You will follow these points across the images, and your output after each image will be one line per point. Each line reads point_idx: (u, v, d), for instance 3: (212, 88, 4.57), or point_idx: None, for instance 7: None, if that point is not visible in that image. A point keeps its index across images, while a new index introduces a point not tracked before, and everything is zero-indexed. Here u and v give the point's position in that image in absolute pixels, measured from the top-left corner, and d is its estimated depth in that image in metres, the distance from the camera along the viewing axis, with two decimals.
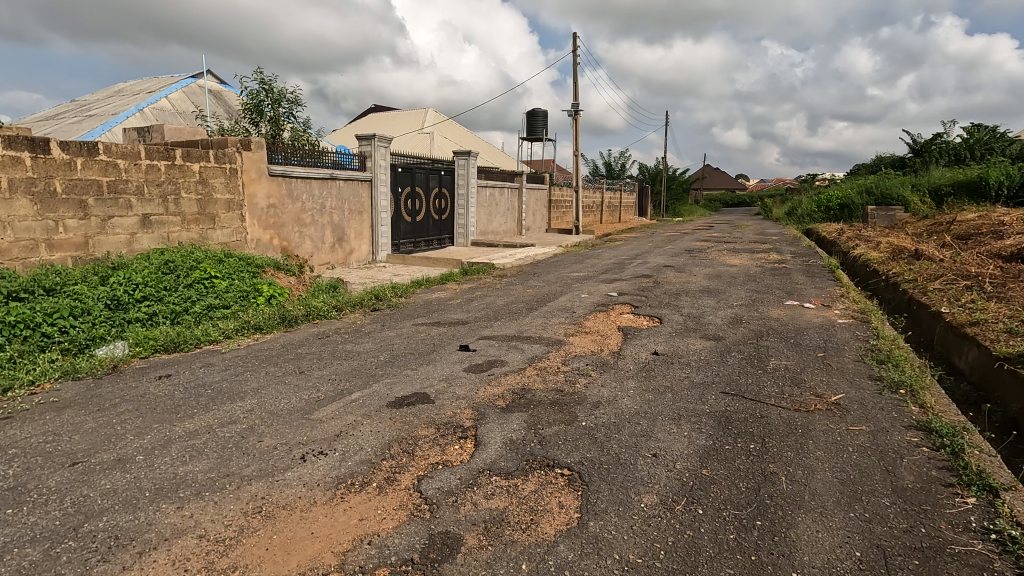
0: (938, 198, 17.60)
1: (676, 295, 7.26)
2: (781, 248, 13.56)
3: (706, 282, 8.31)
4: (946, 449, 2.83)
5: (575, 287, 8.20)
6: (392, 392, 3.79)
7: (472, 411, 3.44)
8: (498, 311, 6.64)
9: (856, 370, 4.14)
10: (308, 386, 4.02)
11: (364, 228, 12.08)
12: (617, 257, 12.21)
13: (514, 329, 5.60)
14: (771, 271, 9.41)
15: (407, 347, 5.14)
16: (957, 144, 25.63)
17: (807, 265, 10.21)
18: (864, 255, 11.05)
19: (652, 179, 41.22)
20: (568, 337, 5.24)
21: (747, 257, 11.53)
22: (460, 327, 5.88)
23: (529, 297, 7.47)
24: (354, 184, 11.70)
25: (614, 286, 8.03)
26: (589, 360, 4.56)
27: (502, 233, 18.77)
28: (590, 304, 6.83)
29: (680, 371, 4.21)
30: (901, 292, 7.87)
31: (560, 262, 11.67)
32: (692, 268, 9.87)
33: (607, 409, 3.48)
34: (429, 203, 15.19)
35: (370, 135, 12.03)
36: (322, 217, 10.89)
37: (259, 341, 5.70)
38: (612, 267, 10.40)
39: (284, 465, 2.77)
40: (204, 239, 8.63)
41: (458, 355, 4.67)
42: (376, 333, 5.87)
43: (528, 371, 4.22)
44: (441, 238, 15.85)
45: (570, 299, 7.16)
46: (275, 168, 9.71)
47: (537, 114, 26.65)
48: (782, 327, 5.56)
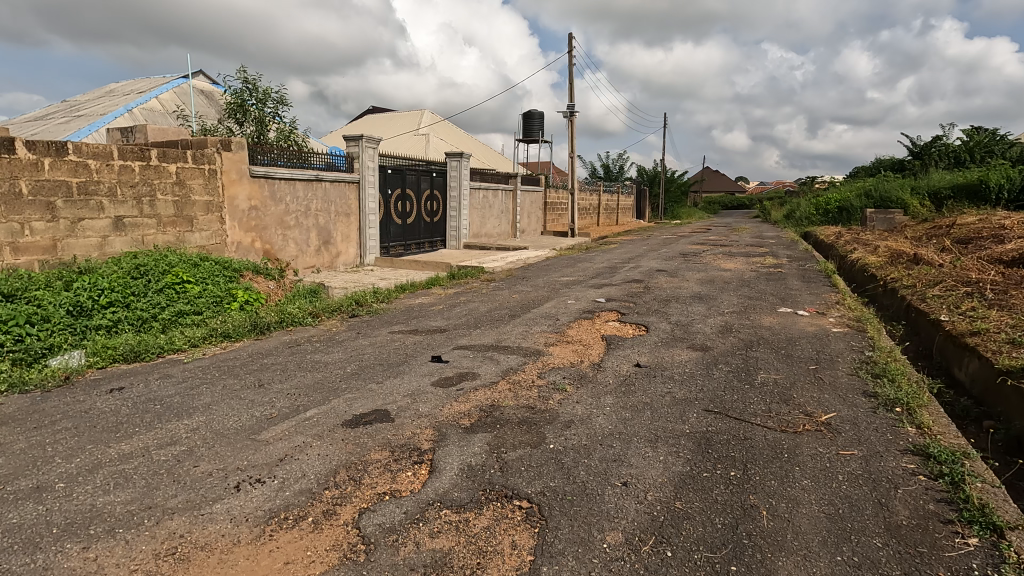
0: (937, 201, 17.36)
1: (666, 302, 7.01)
2: (778, 251, 13.31)
3: (698, 288, 8.05)
4: (946, 478, 2.57)
5: (563, 292, 7.94)
6: (351, 409, 3.53)
7: (432, 432, 3.18)
8: (479, 318, 6.38)
9: (849, 385, 3.88)
10: (263, 402, 3.76)
11: (351, 231, 11.83)
12: (610, 260, 11.95)
13: (493, 338, 5.34)
14: (766, 276, 9.16)
15: (379, 357, 4.89)
16: (957, 147, 25.40)
17: (804, 270, 9.95)
18: (862, 260, 10.80)
19: (651, 181, 40.97)
20: (547, 347, 4.98)
21: (742, 261, 11.27)
22: (437, 335, 5.62)
23: (514, 303, 7.22)
24: (340, 186, 11.45)
25: (602, 292, 7.78)
26: (567, 372, 4.30)
27: (496, 236, 18.53)
28: (575, 310, 6.57)
29: (662, 386, 3.95)
30: (899, 298, 7.61)
31: (551, 266, 11.42)
32: (685, 272, 9.62)
33: (579, 429, 3.22)
34: (420, 206, 14.94)
35: (357, 135, 11.79)
36: (307, 220, 10.64)
37: (226, 350, 5.44)
38: (603, 271, 10.15)
39: (214, 495, 2.51)
40: (181, 242, 8.38)
41: (428, 367, 4.42)
42: (349, 342, 5.62)
43: (500, 386, 3.96)
44: (433, 241, 15.60)
45: (556, 305, 6.90)
46: (257, 169, 9.46)
47: (534, 115, 26.43)
48: (773, 336, 5.31)
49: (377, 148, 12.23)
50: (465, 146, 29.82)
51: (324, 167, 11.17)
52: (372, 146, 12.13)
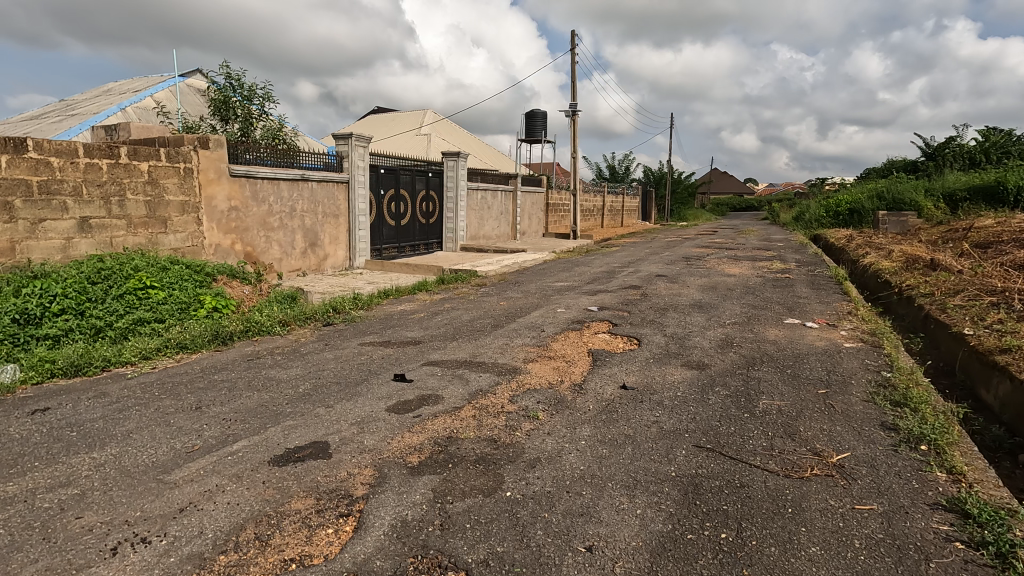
0: (953, 203, 16.71)
1: (663, 311, 6.50)
2: (785, 255, 12.77)
3: (699, 295, 7.54)
4: (990, 550, 2.06)
5: (554, 299, 7.45)
6: (285, 442, 3.06)
7: (371, 473, 2.70)
8: (459, 328, 5.90)
9: (865, 415, 3.37)
10: (190, 430, 3.29)
11: (340, 233, 11.41)
12: (609, 264, 11.44)
13: (468, 352, 4.86)
14: (772, 282, 8.64)
15: (338, 373, 4.42)
16: (972, 148, 24.67)
17: (813, 275, 9.40)
18: (875, 265, 10.23)
19: (657, 182, 40.36)
20: (526, 363, 4.50)
21: (748, 266, 10.73)
22: (409, 349, 5.15)
23: (499, 312, 6.73)
24: (328, 186, 11.03)
25: (596, 299, 7.28)
26: (542, 394, 3.81)
27: (495, 238, 18.07)
28: (563, 320, 6.08)
29: (649, 414, 3.45)
30: (916, 308, 7.07)
31: (547, 269, 10.94)
32: (687, 278, 9.10)
33: (544, 471, 2.73)
34: (415, 206, 14.51)
35: (347, 134, 11.37)
36: (292, 221, 10.22)
37: (178, 364, 4.99)
38: (600, 276, 9.64)
39: (82, 563, 2.04)
40: (154, 244, 7.97)
41: (387, 387, 3.94)
42: (314, 355, 5.16)
43: (463, 413, 3.48)
44: (428, 243, 15.17)
45: (544, 314, 6.41)
46: (238, 169, 9.06)
47: (537, 115, 25.95)
48: (778, 353, 4.79)
49: (368, 147, 11.83)
50: (467, 146, 29.39)
51: (311, 166, 10.77)
52: (363, 145, 11.71)
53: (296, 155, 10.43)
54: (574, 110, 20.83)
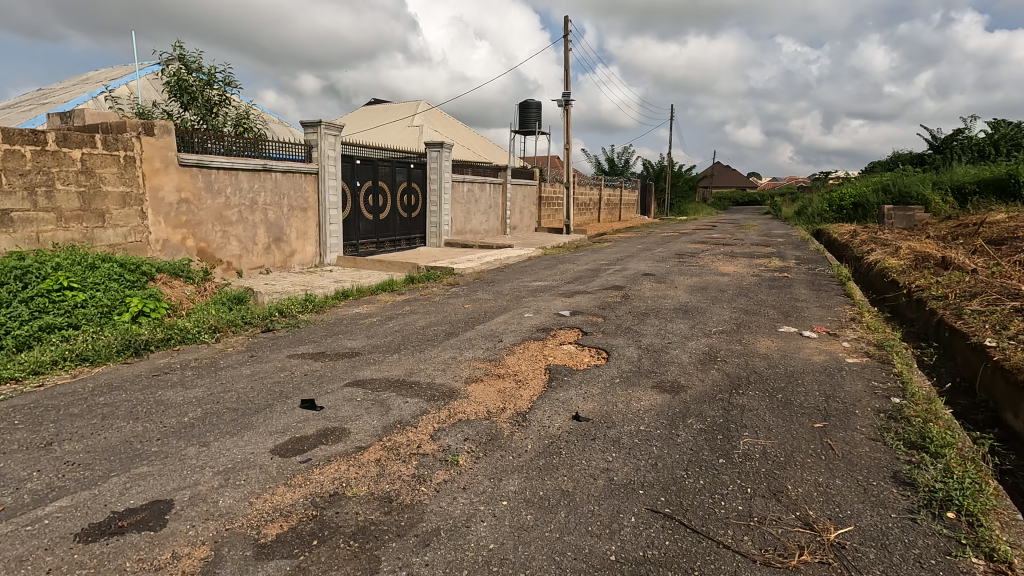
0: (962, 197, 15.89)
1: (642, 317, 5.77)
2: (785, 251, 12.03)
3: (686, 298, 6.81)
4: None
5: (525, 302, 6.72)
6: (116, 502, 2.34)
7: (204, 555, 2.00)
8: (407, 337, 5.19)
9: (873, 463, 2.65)
10: (11, 481, 2.57)
11: (308, 227, 10.70)
12: (596, 261, 10.71)
13: (405, 369, 4.15)
14: (768, 282, 7.92)
15: (243, 395, 3.71)
16: (981, 140, 23.80)
17: (814, 275, 8.66)
18: (881, 263, 9.47)
19: (656, 175, 39.51)
20: (467, 384, 3.79)
21: (743, 263, 9.99)
22: (340, 363, 4.44)
23: (461, 317, 6.01)
24: (295, 178, 10.30)
25: (571, 301, 6.55)
26: (472, 428, 3.10)
27: (483, 232, 17.34)
28: (528, 328, 5.36)
29: (599, 460, 2.74)
30: (928, 312, 6.33)
31: (528, 267, 10.23)
32: (676, 277, 8.37)
33: (440, 554, 2.02)
34: (395, 199, 13.81)
35: (315, 121, 10.64)
36: (252, 215, 9.52)
37: (70, 381, 4.29)
38: (583, 275, 8.91)
39: None
40: (90, 239, 7.26)
41: (287, 418, 3.23)
42: (231, 369, 4.45)
43: (366, 455, 2.78)
44: (410, 237, 14.48)
45: (508, 320, 5.69)
46: (188, 158, 8.35)
47: (531, 105, 25.10)
48: (768, 370, 4.09)
49: (339, 136, 11.09)
50: (460, 138, 28.60)
51: (276, 156, 10.05)
52: (334, 134, 10.98)
53: (259, 144, 9.71)
54: (567, 99, 20.00)
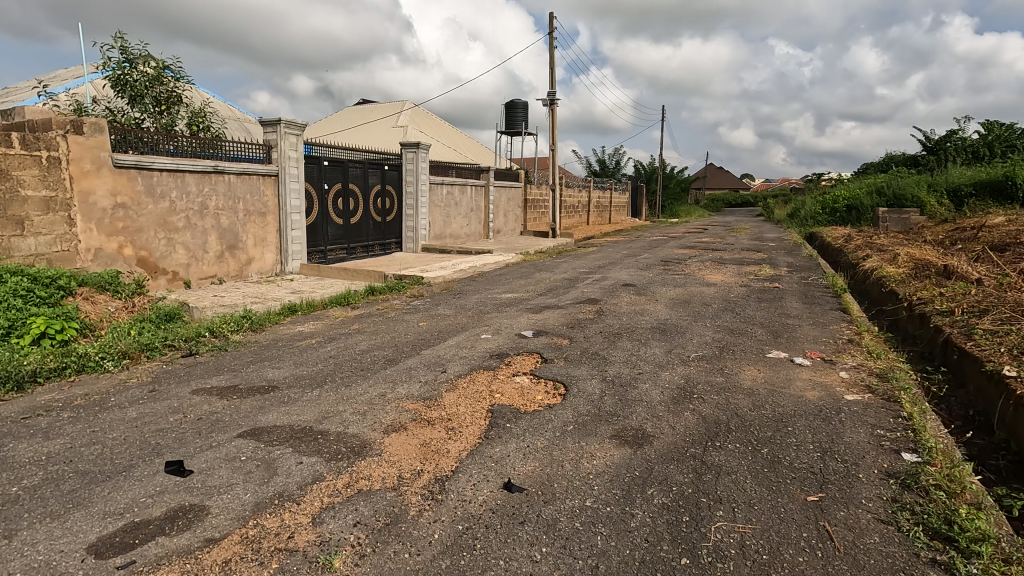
0: (957, 200, 15.33)
1: (614, 338, 5.10)
2: (777, 257, 11.42)
3: (666, 314, 6.15)
4: None
5: (488, 318, 6.04)
6: None
7: None
8: (340, 365, 4.49)
9: (885, 568, 1.98)
10: None
11: (267, 233, 9.99)
12: (576, 270, 10.04)
13: (318, 412, 3.45)
14: (757, 294, 7.30)
15: (106, 452, 2.99)
16: (976, 141, 23.34)
17: (806, 285, 8.02)
18: (877, 271, 8.85)
19: (648, 177, 38.98)
20: (385, 435, 3.09)
21: (732, 271, 9.36)
22: (248, 402, 3.73)
23: (411, 338, 5.33)
24: (251, 180, 9.58)
25: (538, 319, 5.89)
26: (370, 506, 2.41)
27: (464, 237, 16.66)
28: (482, 353, 4.68)
29: (523, 560, 2.05)
30: (931, 329, 5.70)
31: (503, 276, 9.56)
32: (658, 288, 7.71)
33: None
34: (367, 203, 13.13)
35: (274, 120, 9.93)
36: (202, 220, 8.79)
37: None
38: (558, 286, 8.24)
39: None
40: (6, 250, 6.47)
41: (137, 490, 2.53)
42: (116, 410, 3.73)
43: (213, 553, 2.08)
44: (385, 242, 13.80)
45: (461, 343, 5.00)
46: (124, 159, 7.63)
47: (517, 105, 24.45)
48: (752, 410, 3.44)
49: (302, 135, 10.38)
50: (446, 139, 27.91)
51: (231, 157, 9.34)
52: (295, 133, 10.28)
53: (210, 144, 9.00)
54: (552, 98, 19.36)
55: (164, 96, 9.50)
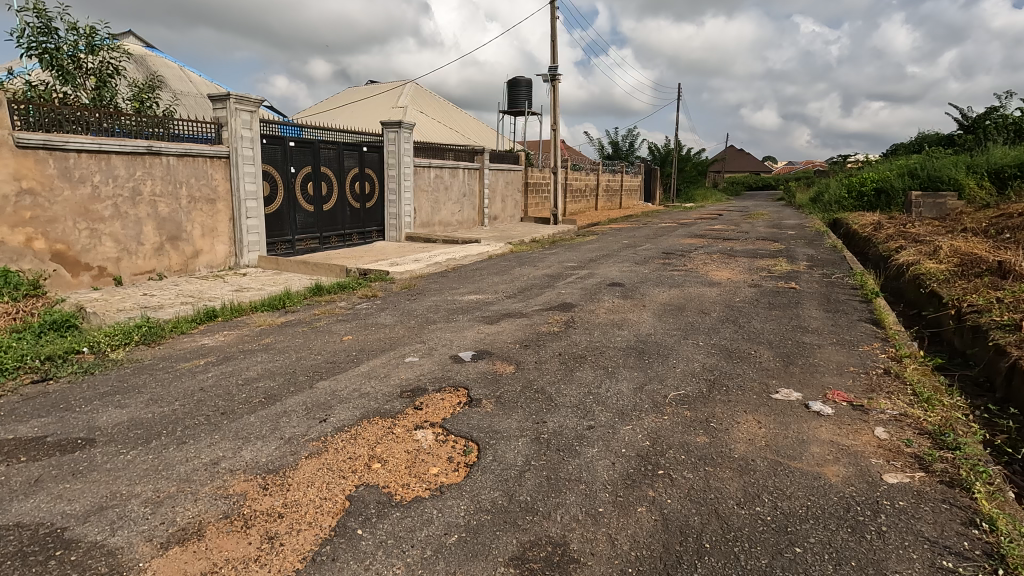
0: (1000, 182, 13.70)
1: (574, 365, 3.92)
2: (796, 249, 10.08)
3: (651, 326, 4.93)
4: None
5: (430, 331, 4.90)
6: None
7: None
8: (198, 406, 3.38)
9: None
10: None
11: (218, 222, 8.95)
12: (563, 264, 8.85)
13: (98, 499, 2.35)
14: (768, 297, 6.06)
15: None
16: (1018, 118, 21.38)
17: (829, 285, 6.74)
18: (914, 269, 7.49)
19: (663, 160, 37.25)
20: (156, 553, 1.99)
21: (741, 267, 8.07)
22: (27, 472, 2.64)
23: (322, 360, 4.22)
24: (195, 163, 8.52)
25: (490, 333, 4.75)
26: None
27: (455, 224, 15.51)
28: (392, 388, 3.54)
29: None
30: (992, 350, 4.42)
31: (479, 271, 8.42)
32: (651, 290, 6.48)
33: None
34: (342, 187, 12.03)
35: (223, 94, 8.83)
36: (134, 209, 7.77)
37: None
38: (535, 286, 7.07)
39: None
40: None
41: None
42: None
43: None
44: (364, 231, 12.73)
45: (375, 370, 3.86)
46: (29, 138, 6.60)
47: (521, 83, 23.06)
48: (742, 504, 2.26)
49: (256, 112, 9.27)
50: (448, 120, 26.64)
51: (172, 138, 8.29)
52: (249, 109, 9.17)
53: (145, 122, 7.96)
54: (554, 73, 17.94)
55: (98, 71, 8.49)
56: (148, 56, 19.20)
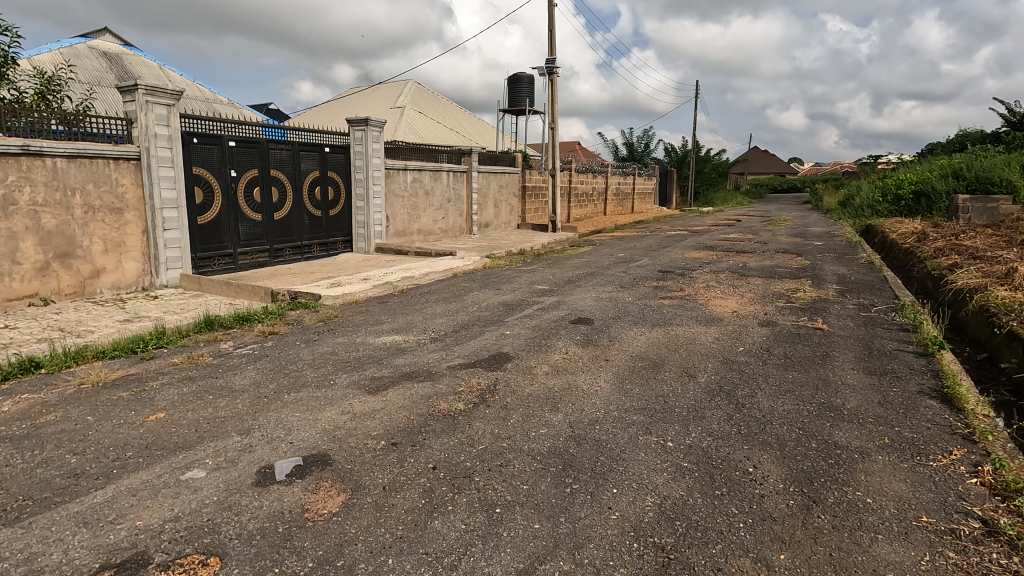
0: None
1: (440, 498, 2.33)
2: (823, 267, 8.32)
3: (603, 403, 3.31)
4: None
5: (276, 408, 3.34)
6: None
7: None
8: None
9: None
10: None
11: (126, 235, 7.57)
12: (533, 286, 7.25)
13: None
14: (783, 346, 4.38)
15: None
16: None
17: (867, 324, 5.03)
18: (980, 299, 5.72)
19: (680, 162, 35.27)
20: None
21: (753, 293, 6.37)
22: None
23: (68, 470, 2.68)
24: (93, 165, 7.16)
25: (355, 416, 3.18)
26: None
27: (438, 233, 14.03)
28: (90, 558, 1.99)
29: None
30: None
31: (427, 297, 6.88)
32: (625, 331, 4.83)
33: None
34: (299, 193, 10.62)
35: (130, 83, 7.45)
36: (6, 221, 6.42)
37: None
38: (480, 321, 5.50)
39: None
40: None
41: None
42: None
43: None
44: (327, 242, 11.33)
45: (109, 506, 2.32)
46: None
47: (522, 80, 21.49)
48: None
49: (175, 104, 7.87)
50: (448, 120, 25.20)
51: (62, 134, 6.94)
52: (166, 102, 7.77)
53: (25, 117, 6.63)
54: (552, 67, 16.33)
55: None
56: (126, 54, 18.21)
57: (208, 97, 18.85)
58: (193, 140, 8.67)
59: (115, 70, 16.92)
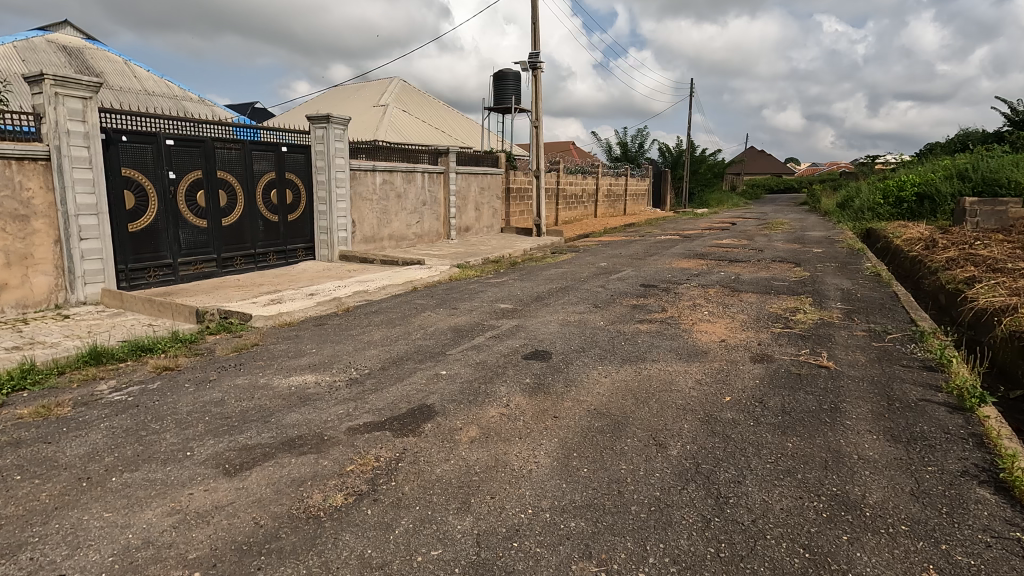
0: None
1: None
2: (824, 280, 7.44)
3: (533, 495, 2.40)
4: None
5: (84, 504, 2.42)
6: None
7: None
8: None
9: None
10: None
11: (33, 246, 6.65)
12: (494, 305, 6.34)
13: None
14: (778, 393, 3.49)
15: None
16: None
17: (881, 359, 4.14)
18: (1010, 323, 4.85)
19: (674, 162, 34.43)
20: None
21: (746, 315, 5.48)
22: None
23: None
24: None
25: (183, 517, 2.28)
26: None
27: (411, 238, 13.12)
28: None
29: None
30: None
31: (371, 318, 5.97)
32: (587, 371, 3.93)
33: None
34: (252, 196, 9.70)
35: (36, 74, 6.53)
36: None
37: None
38: (418, 353, 4.59)
39: None
40: None
41: None
42: None
43: None
44: (285, 249, 10.41)
45: None
46: None
47: (507, 77, 20.58)
48: None
49: (92, 97, 6.94)
50: (433, 118, 24.27)
51: None
52: (80, 94, 6.85)
53: None
54: (536, 61, 15.43)
55: None
56: (88, 48, 17.30)
57: (176, 94, 17.88)
58: (122, 139, 7.75)
59: (74, 64, 15.99)
